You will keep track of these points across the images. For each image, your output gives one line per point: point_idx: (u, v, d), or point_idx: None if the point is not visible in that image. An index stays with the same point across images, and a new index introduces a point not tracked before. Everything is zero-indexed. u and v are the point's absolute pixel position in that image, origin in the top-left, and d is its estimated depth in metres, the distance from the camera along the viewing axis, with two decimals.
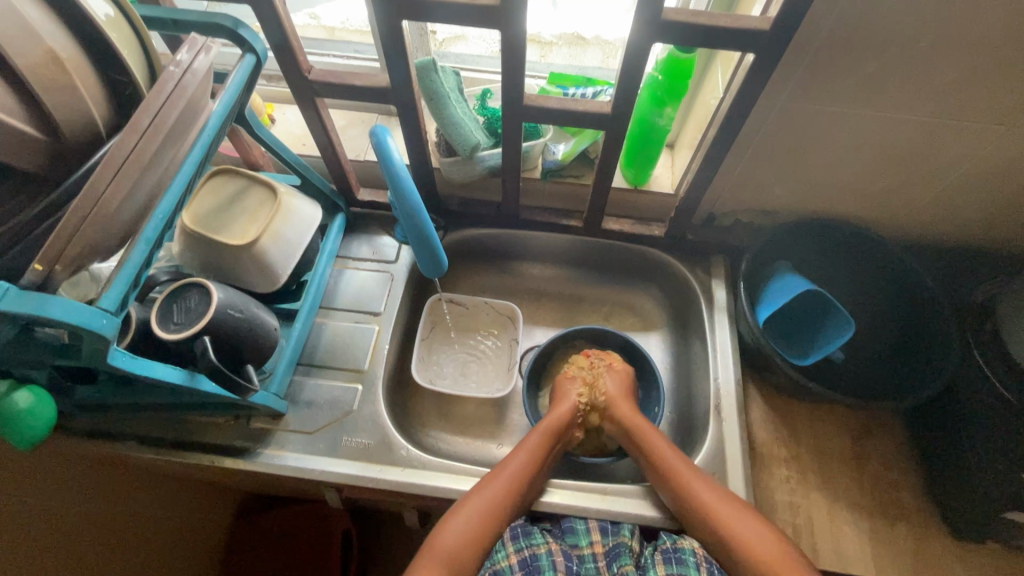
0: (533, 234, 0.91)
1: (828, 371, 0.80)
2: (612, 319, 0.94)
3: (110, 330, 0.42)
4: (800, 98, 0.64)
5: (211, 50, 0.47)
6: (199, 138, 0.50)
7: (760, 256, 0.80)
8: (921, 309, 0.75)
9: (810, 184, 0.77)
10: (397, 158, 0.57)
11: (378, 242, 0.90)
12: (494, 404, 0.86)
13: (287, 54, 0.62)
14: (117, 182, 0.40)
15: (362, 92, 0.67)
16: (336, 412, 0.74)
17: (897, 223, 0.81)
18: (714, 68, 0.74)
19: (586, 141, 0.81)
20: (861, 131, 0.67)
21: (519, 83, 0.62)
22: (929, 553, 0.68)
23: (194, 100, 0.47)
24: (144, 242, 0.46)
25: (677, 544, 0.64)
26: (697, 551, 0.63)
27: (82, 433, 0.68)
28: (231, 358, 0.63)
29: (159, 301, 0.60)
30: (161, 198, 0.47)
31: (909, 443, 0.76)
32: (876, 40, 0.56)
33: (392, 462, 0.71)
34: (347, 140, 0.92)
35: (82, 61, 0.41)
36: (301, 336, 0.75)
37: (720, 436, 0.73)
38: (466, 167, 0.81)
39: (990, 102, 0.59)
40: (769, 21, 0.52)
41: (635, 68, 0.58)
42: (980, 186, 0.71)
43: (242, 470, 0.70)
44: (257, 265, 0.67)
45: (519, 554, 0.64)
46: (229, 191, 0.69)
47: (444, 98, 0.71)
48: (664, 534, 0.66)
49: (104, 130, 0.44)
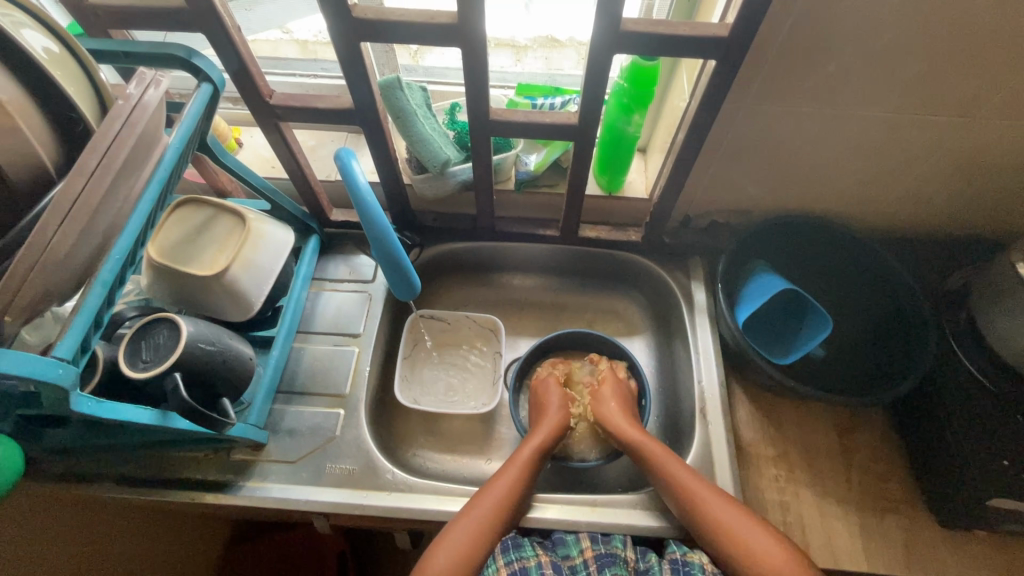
0: (511, 245, 0.90)
1: (810, 367, 0.80)
2: (596, 325, 0.93)
3: (67, 380, 0.41)
4: (764, 100, 0.64)
5: (162, 83, 0.46)
6: (156, 173, 0.49)
7: (737, 256, 0.80)
8: (900, 299, 0.75)
9: (782, 183, 0.78)
10: (362, 180, 0.56)
11: (354, 261, 0.89)
12: (480, 419, 0.85)
13: (246, 80, 0.61)
14: (66, 228, 0.39)
15: (326, 114, 0.66)
16: (319, 439, 0.73)
17: (870, 217, 0.82)
18: (680, 72, 0.74)
19: (558, 152, 0.83)
20: (827, 129, 0.67)
21: (484, 98, 0.61)
22: (918, 544, 0.68)
23: (147, 136, 0.45)
24: (101, 284, 0.44)
25: (686, 557, 0.63)
26: (706, 566, 0.63)
27: (55, 477, 0.66)
28: (204, 392, 0.62)
29: (127, 339, 0.58)
30: (117, 239, 0.46)
31: (893, 435, 0.76)
32: (833, 40, 0.56)
33: (378, 487, 0.70)
34: (317, 160, 0.91)
35: (25, 103, 0.40)
36: (279, 363, 0.73)
37: (707, 439, 0.73)
38: (438, 183, 0.80)
39: (948, 95, 0.60)
40: (728, 27, 0.52)
41: (598, 79, 0.58)
42: (947, 177, 0.72)
43: (224, 504, 0.69)
44: (229, 295, 0.66)
45: (509, 566, 0.63)
46: (197, 220, 0.67)
47: (410, 116, 0.70)
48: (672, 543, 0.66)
49: (53, 171, 0.43)
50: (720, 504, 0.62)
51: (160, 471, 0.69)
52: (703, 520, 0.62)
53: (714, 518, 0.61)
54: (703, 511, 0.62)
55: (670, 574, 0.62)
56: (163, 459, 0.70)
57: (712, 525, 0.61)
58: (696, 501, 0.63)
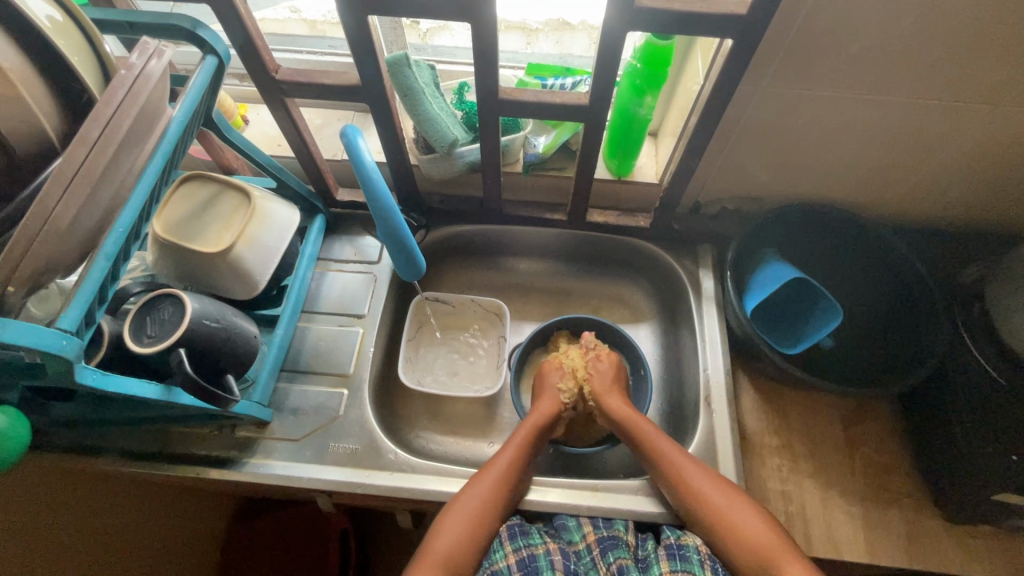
0: (518, 229, 0.89)
1: (816, 357, 0.79)
2: (602, 312, 0.93)
3: (70, 352, 0.41)
4: (781, 84, 0.62)
5: (165, 53, 0.45)
6: (159, 147, 0.48)
7: (747, 244, 0.78)
8: (912, 290, 0.74)
9: (795, 169, 0.76)
10: (368, 158, 0.55)
11: (360, 242, 0.88)
12: (483, 402, 0.85)
13: (252, 54, 0.60)
14: (68, 199, 0.38)
15: (332, 90, 0.65)
16: (323, 418, 0.73)
17: (885, 206, 0.80)
18: (694, 55, 0.72)
19: (567, 133, 0.80)
20: (845, 115, 0.66)
21: (493, 76, 0.60)
22: (922, 538, 0.68)
23: (150, 106, 0.45)
24: (104, 257, 0.44)
25: (681, 541, 0.63)
26: (700, 549, 0.62)
27: (64, 448, 0.67)
28: (209, 368, 0.62)
29: (132, 314, 0.58)
30: (121, 212, 0.46)
31: (900, 426, 0.76)
32: (854, 23, 0.55)
33: (381, 467, 0.70)
34: (323, 139, 0.91)
35: (28, 72, 0.40)
36: (284, 342, 0.74)
37: (711, 427, 0.72)
38: (445, 163, 0.79)
39: (972, 81, 0.58)
40: (745, 5, 0.51)
41: (611, 59, 0.56)
42: (968, 166, 0.70)
43: (228, 480, 0.69)
44: (233, 272, 0.66)
45: (517, 554, 0.63)
46: (202, 196, 0.66)
47: (418, 94, 0.69)
48: (666, 530, 0.65)
49: (58, 143, 0.43)
50: (720, 492, 0.62)
51: (164, 446, 0.69)
52: (698, 505, 0.62)
53: (713, 501, 0.62)
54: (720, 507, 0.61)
55: (668, 561, 0.61)
56: (168, 434, 0.70)
57: (707, 510, 0.62)
58: (694, 488, 0.63)
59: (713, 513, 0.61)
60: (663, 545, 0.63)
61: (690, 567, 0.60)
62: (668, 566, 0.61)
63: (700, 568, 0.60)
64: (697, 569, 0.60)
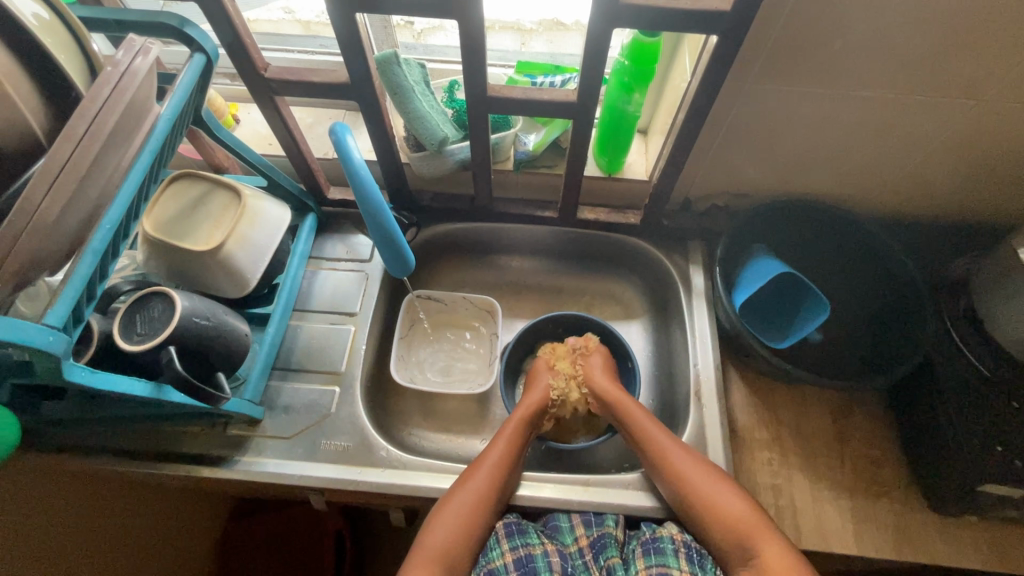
0: (509, 227, 0.90)
1: (805, 352, 0.80)
2: (594, 309, 0.93)
3: (58, 348, 0.41)
4: (766, 80, 0.63)
5: (151, 51, 0.46)
6: (147, 144, 0.49)
7: (737, 240, 0.79)
8: (900, 285, 0.75)
9: (783, 166, 0.77)
10: (357, 155, 0.55)
11: (352, 240, 0.89)
12: (476, 399, 0.86)
13: (240, 52, 0.60)
14: (53, 195, 0.38)
15: (321, 88, 0.65)
16: (314, 416, 0.73)
17: (872, 201, 0.81)
18: (682, 52, 0.73)
19: (557, 131, 0.82)
20: (830, 111, 0.66)
21: (481, 74, 0.60)
22: (909, 530, 0.68)
23: (137, 103, 0.45)
24: (92, 253, 0.44)
25: (656, 534, 0.64)
26: (675, 539, 0.63)
27: (56, 448, 0.67)
28: (200, 366, 0.62)
29: (122, 312, 0.58)
30: (108, 209, 0.46)
31: (888, 419, 0.76)
32: (837, 20, 0.55)
33: (372, 464, 0.70)
34: (314, 138, 0.91)
35: (13, 68, 0.40)
36: (276, 339, 0.74)
37: (701, 421, 0.73)
38: (435, 161, 0.79)
39: (955, 77, 0.59)
40: (729, 2, 0.51)
41: (598, 56, 0.57)
42: (954, 161, 0.71)
43: (220, 478, 0.69)
44: (223, 270, 0.66)
45: (514, 553, 0.63)
46: (193, 194, 0.66)
47: (408, 92, 0.69)
48: (644, 526, 0.66)
49: (44, 140, 0.43)
50: (708, 481, 0.63)
51: (156, 445, 0.69)
52: (688, 498, 0.63)
53: (704, 493, 0.62)
54: (712, 496, 0.62)
55: (644, 557, 0.62)
56: (161, 433, 0.70)
57: (697, 503, 0.62)
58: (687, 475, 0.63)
59: (706, 505, 0.62)
60: (639, 540, 0.64)
61: (665, 559, 0.61)
62: (643, 562, 0.62)
63: (675, 559, 0.61)
64: (671, 560, 0.61)
